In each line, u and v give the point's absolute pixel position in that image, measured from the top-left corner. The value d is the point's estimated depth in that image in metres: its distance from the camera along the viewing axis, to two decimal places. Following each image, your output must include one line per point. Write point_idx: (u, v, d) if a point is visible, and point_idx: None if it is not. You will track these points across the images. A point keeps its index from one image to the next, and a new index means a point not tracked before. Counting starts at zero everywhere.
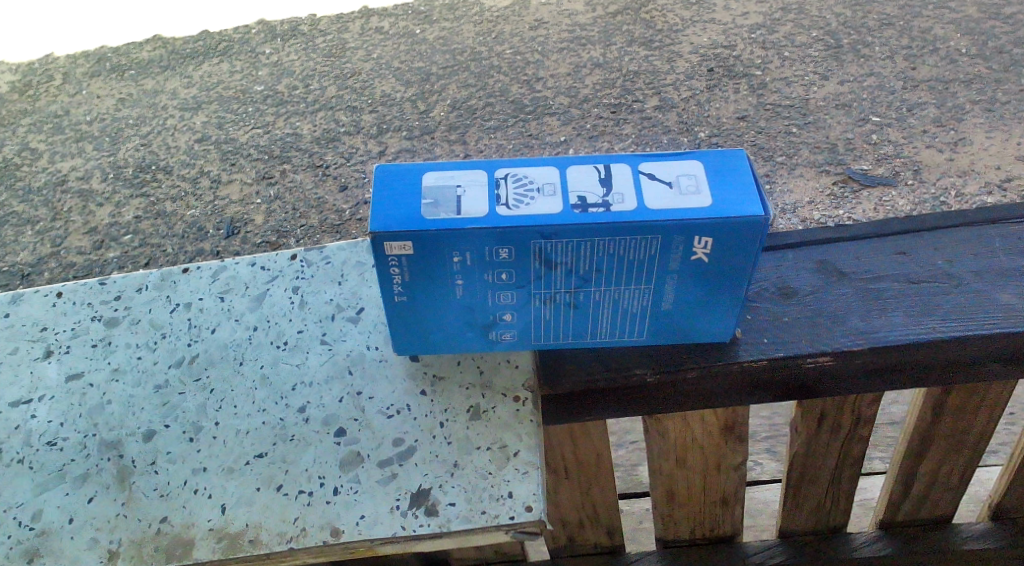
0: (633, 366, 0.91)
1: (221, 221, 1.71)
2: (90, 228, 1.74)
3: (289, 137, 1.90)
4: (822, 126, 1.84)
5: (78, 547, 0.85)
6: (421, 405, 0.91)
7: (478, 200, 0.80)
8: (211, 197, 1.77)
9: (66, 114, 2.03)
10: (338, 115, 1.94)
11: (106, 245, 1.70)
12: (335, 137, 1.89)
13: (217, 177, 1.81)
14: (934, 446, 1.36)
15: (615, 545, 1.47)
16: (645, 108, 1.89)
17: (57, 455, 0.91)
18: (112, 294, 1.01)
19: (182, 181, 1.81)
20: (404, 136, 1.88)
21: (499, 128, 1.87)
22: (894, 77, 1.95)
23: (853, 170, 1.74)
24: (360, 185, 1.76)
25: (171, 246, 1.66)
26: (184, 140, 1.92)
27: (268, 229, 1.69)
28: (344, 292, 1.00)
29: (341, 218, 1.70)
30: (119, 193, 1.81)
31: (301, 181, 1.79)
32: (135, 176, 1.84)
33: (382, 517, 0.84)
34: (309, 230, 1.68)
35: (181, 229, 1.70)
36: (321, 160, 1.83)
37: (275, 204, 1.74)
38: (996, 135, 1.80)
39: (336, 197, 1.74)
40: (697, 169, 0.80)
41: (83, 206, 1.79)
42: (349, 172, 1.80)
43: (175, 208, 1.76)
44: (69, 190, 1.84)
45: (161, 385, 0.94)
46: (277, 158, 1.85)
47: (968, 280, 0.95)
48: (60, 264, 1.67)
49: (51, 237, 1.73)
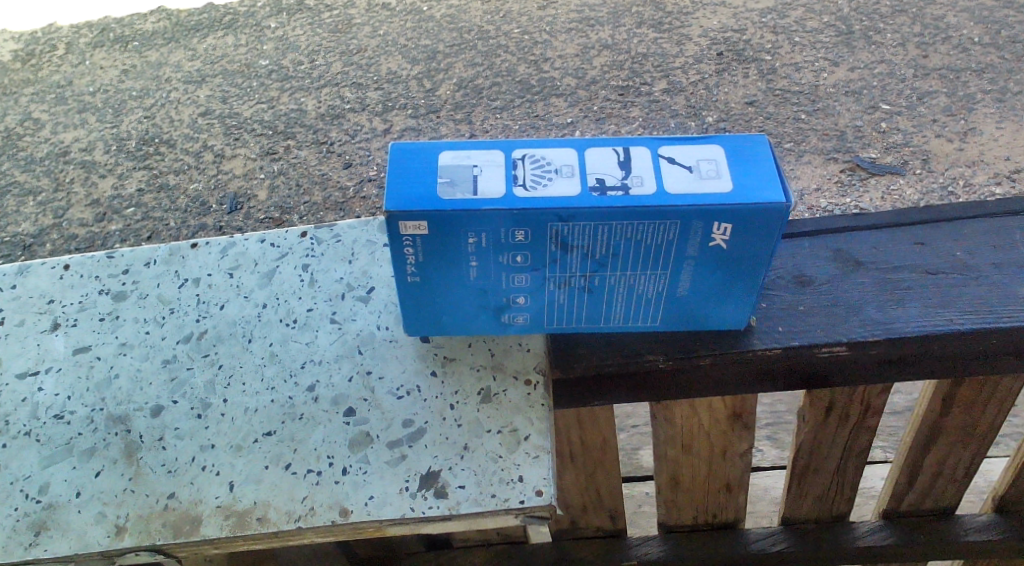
0: (646, 352, 0.90)
1: (223, 196, 1.69)
2: (92, 199, 1.72)
3: (293, 112, 1.86)
4: (831, 112, 1.77)
5: (85, 522, 0.85)
6: (431, 387, 0.90)
7: (494, 180, 0.78)
8: (213, 170, 1.74)
9: (69, 84, 2.01)
10: (343, 92, 1.91)
11: (109, 217, 1.68)
12: (339, 114, 1.86)
13: (220, 152, 1.79)
14: (941, 437, 1.35)
15: (617, 527, 1.49)
16: (652, 90, 1.83)
17: (64, 428, 0.90)
18: (120, 268, 1.00)
19: (185, 155, 1.80)
20: (409, 114, 1.84)
21: (505, 107, 1.82)
22: (914, 63, 1.88)
23: (863, 158, 1.67)
24: (364, 163, 1.73)
25: (174, 220, 1.64)
26: (188, 112, 1.89)
27: (271, 205, 1.66)
28: (354, 271, 0.99)
29: (344, 196, 1.67)
30: (122, 165, 1.78)
31: (304, 157, 1.76)
32: (138, 148, 1.82)
33: (391, 498, 0.84)
34: (312, 207, 1.66)
35: (184, 203, 1.68)
36: (324, 137, 1.80)
37: (278, 180, 1.72)
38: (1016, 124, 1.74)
39: (339, 174, 1.71)
40: (717, 153, 0.79)
41: (86, 177, 1.77)
42: (354, 150, 1.77)
43: (178, 181, 1.74)
44: (71, 160, 1.81)
45: (169, 360, 0.93)
46: (281, 133, 1.82)
47: (988, 272, 0.95)
48: (63, 235, 1.65)
49: (54, 208, 1.71)
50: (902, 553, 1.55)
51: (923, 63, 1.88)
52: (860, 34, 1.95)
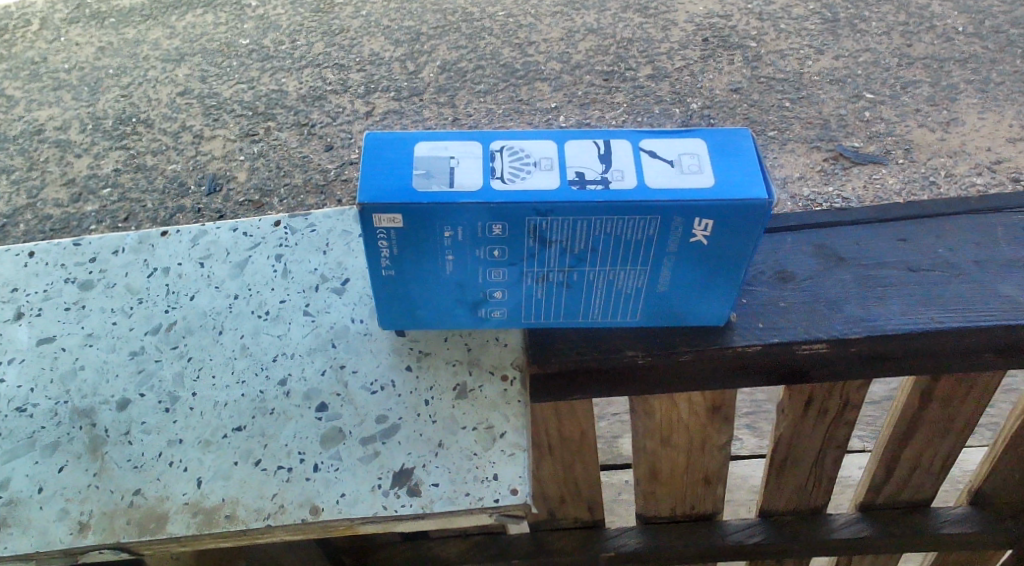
0: (624, 347, 0.89)
1: (203, 176, 1.32)
2: (66, 177, 1.33)
3: (274, 93, 1.45)
4: (813, 100, 1.41)
5: (48, 518, 0.83)
6: (406, 381, 0.88)
7: (472, 173, 0.76)
8: (192, 151, 1.35)
9: (45, 60, 1.55)
10: (324, 72, 1.49)
11: (84, 197, 1.31)
12: (319, 95, 1.44)
13: (198, 131, 1.39)
14: (919, 431, 1.35)
15: (595, 518, 1.49)
16: (636, 77, 1.45)
17: (26, 421, 0.87)
18: (87, 256, 0.97)
19: (161, 134, 1.39)
20: (392, 97, 1.45)
21: (490, 91, 1.45)
22: (985, 33, 1.52)
23: (847, 147, 1.33)
24: (351, 146, 1.36)
25: (151, 201, 1.29)
26: (165, 91, 1.47)
27: (251, 187, 1.30)
28: (329, 262, 0.96)
29: (324, 179, 1.31)
30: (96, 144, 1.39)
31: (285, 139, 1.38)
32: (114, 127, 1.42)
33: (363, 496, 0.82)
34: (293, 190, 1.30)
35: (161, 182, 1.31)
36: (306, 119, 1.40)
37: (258, 162, 1.34)
38: (1018, 111, 1.40)
39: (319, 157, 1.34)
40: (699, 148, 0.78)
41: (62, 156, 1.37)
42: (334, 133, 1.39)
43: (156, 161, 1.35)
44: (46, 139, 1.41)
45: (137, 351, 0.91)
46: (261, 114, 1.42)
47: (970, 270, 0.94)
48: (37, 215, 1.29)
49: (26, 187, 1.32)
50: (879, 545, 1.56)
51: (992, 38, 1.51)
52: (870, 6, 1.58)
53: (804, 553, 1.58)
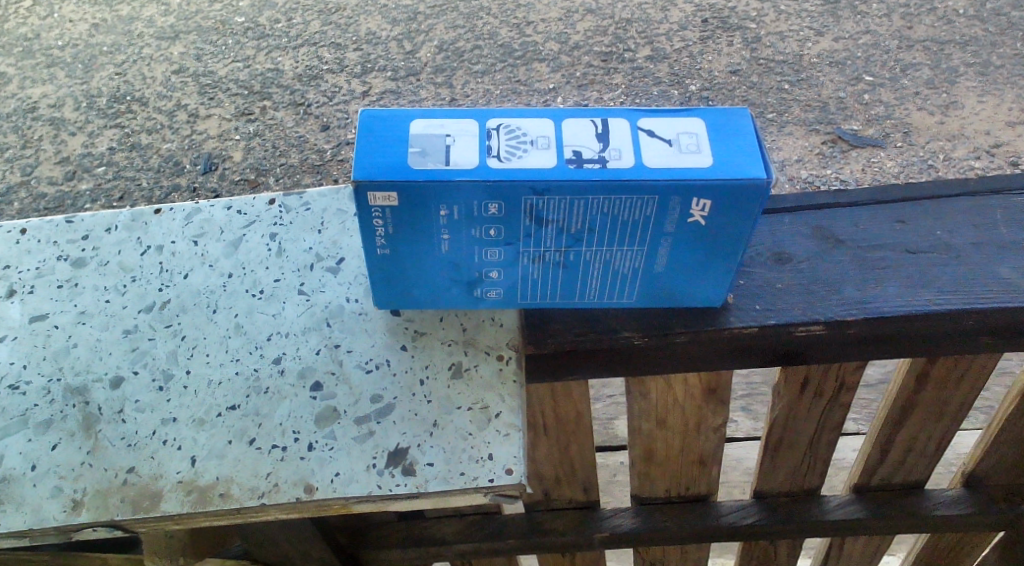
0: (620, 328, 0.88)
1: (198, 157, 1.14)
2: (61, 156, 1.15)
3: (269, 73, 1.22)
4: (811, 82, 1.18)
5: (41, 496, 0.83)
6: (401, 361, 0.88)
7: (468, 151, 0.76)
8: (188, 130, 1.16)
9: (37, 37, 1.30)
10: (320, 51, 1.25)
11: (79, 175, 1.14)
12: (316, 74, 1.22)
13: (194, 110, 1.19)
14: (914, 413, 1.35)
15: (590, 499, 1.50)
16: (633, 58, 1.23)
17: (19, 400, 0.88)
18: (79, 233, 0.96)
19: (156, 113, 1.19)
20: (388, 77, 1.22)
21: (487, 71, 1.22)
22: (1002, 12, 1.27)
23: (843, 131, 1.11)
24: (349, 125, 1.16)
25: (146, 180, 1.13)
26: (160, 69, 1.24)
27: (246, 166, 1.13)
28: (324, 241, 0.95)
29: (321, 159, 1.14)
30: (91, 122, 1.19)
31: (281, 118, 1.17)
32: (109, 106, 1.20)
33: (358, 475, 0.83)
34: (290, 170, 1.13)
35: (157, 161, 1.14)
36: (301, 97, 1.19)
37: (253, 141, 1.15)
38: (1022, 95, 1.16)
39: (314, 137, 1.15)
40: (698, 127, 0.77)
41: (56, 135, 1.17)
42: (331, 112, 1.18)
43: (151, 140, 1.16)
44: (41, 117, 1.20)
45: (131, 330, 0.91)
46: (257, 92, 1.21)
47: (967, 252, 0.93)
48: (31, 194, 1.12)
49: (19, 165, 1.14)
50: (872, 526, 1.56)
51: (1017, 14, 1.26)
52: None
53: (798, 534, 1.58)
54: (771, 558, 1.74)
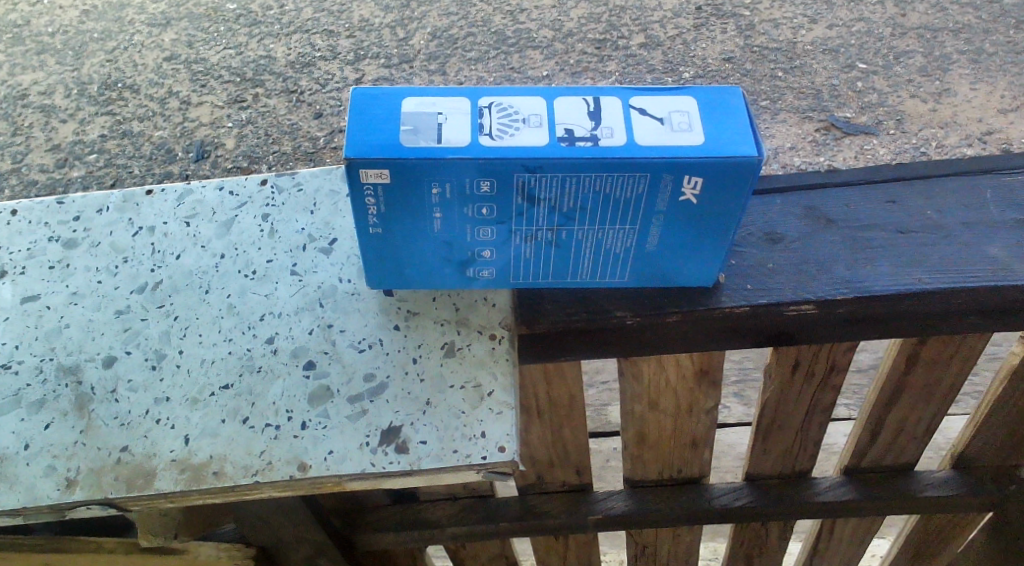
0: (613, 308, 0.89)
1: (190, 144, 1.07)
2: (52, 143, 1.07)
3: (262, 60, 1.15)
4: (805, 70, 1.11)
5: (35, 475, 0.84)
6: (394, 340, 0.88)
7: (461, 129, 0.76)
8: (179, 117, 1.09)
9: (26, 23, 1.22)
10: (313, 38, 1.17)
11: (71, 163, 1.06)
12: (309, 61, 1.15)
13: (186, 97, 1.11)
14: (905, 394, 1.36)
15: (583, 483, 1.51)
16: (627, 46, 1.15)
17: (11, 379, 0.88)
18: (71, 214, 0.96)
19: (147, 100, 1.11)
20: (381, 64, 1.14)
21: (481, 58, 1.14)
22: None
23: (837, 118, 1.04)
24: (343, 112, 1.09)
25: (137, 167, 1.05)
26: (151, 56, 1.16)
27: (239, 154, 1.06)
28: (316, 222, 0.95)
29: (314, 146, 1.06)
30: (83, 110, 1.11)
31: (274, 105, 1.10)
32: (100, 93, 1.13)
33: (351, 453, 0.83)
34: (283, 158, 1.06)
35: (149, 149, 1.07)
36: (294, 84, 1.12)
37: (247, 128, 1.08)
38: (1015, 83, 1.09)
39: (307, 124, 1.08)
40: (690, 105, 0.77)
41: (47, 122, 1.10)
42: (324, 99, 1.10)
43: (142, 128, 1.09)
44: (31, 104, 1.12)
45: (123, 310, 0.91)
46: (248, 80, 1.13)
47: (957, 231, 0.94)
48: (21, 181, 1.05)
49: (9, 152, 1.07)
50: (863, 508, 1.58)
51: (1013, 2, 1.18)
52: None
53: (790, 516, 1.60)
54: (763, 541, 1.76)
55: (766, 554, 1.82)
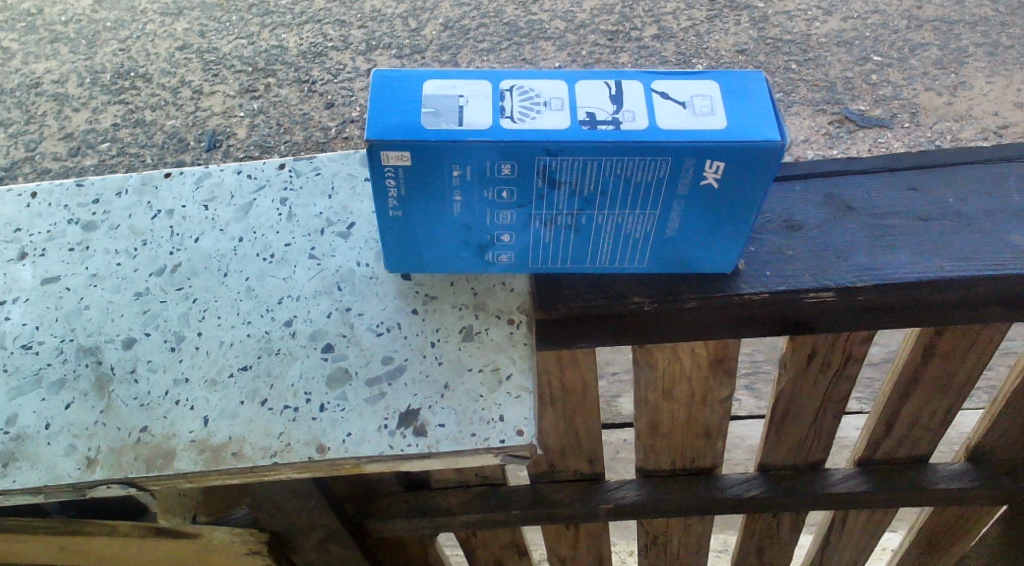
0: (631, 294, 0.89)
1: (202, 134, 1.03)
2: (65, 131, 1.04)
3: (273, 50, 1.10)
4: (820, 62, 1.07)
5: (56, 454, 0.84)
6: (412, 325, 0.88)
7: (481, 111, 0.76)
8: (191, 106, 1.05)
9: (40, 12, 1.18)
10: (324, 28, 1.12)
11: (84, 151, 1.03)
12: (321, 50, 1.10)
13: (198, 87, 1.07)
14: (921, 386, 1.35)
15: (595, 471, 1.51)
16: (640, 37, 1.11)
17: (32, 359, 0.88)
18: (90, 197, 0.96)
19: (160, 89, 1.07)
20: (393, 55, 1.09)
21: (492, 49, 1.09)
22: None
23: (852, 111, 1.02)
24: (355, 103, 1.04)
25: (149, 156, 1.02)
26: (163, 45, 1.12)
27: (250, 144, 1.02)
28: (334, 206, 0.95)
29: (326, 136, 1.02)
30: (96, 98, 1.07)
31: (285, 95, 1.05)
32: (113, 82, 1.08)
33: (369, 435, 0.83)
34: (294, 149, 1.02)
35: (161, 138, 1.03)
36: (305, 74, 1.07)
37: (258, 118, 1.04)
38: None
39: (319, 115, 1.04)
40: (712, 90, 0.77)
41: (60, 110, 1.06)
42: (333, 89, 1.06)
43: (154, 116, 1.05)
44: (44, 92, 1.08)
45: (142, 292, 0.91)
46: (260, 69, 1.08)
47: (978, 219, 0.93)
48: (34, 169, 1.02)
49: (22, 141, 1.04)
50: (877, 500, 1.57)
51: None
52: None
53: (803, 507, 1.59)
54: (774, 533, 1.76)
55: (777, 546, 1.82)
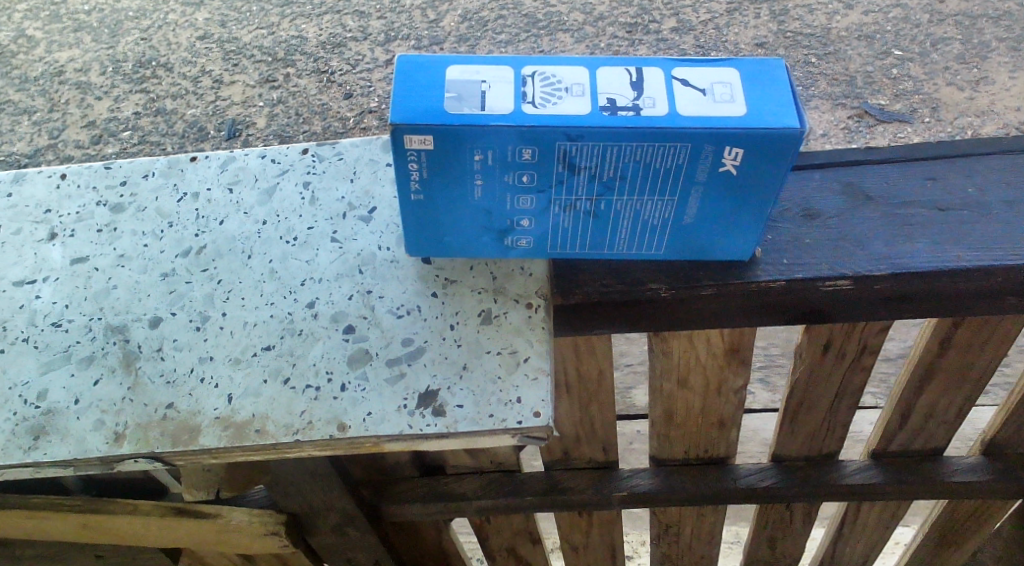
0: (649, 281, 0.90)
1: (222, 123, 1.03)
2: (87, 119, 1.03)
3: (292, 40, 1.10)
4: (840, 56, 1.06)
5: (84, 428, 0.86)
6: (432, 307, 0.90)
7: (504, 97, 0.77)
8: (212, 95, 1.04)
9: (64, 1, 1.17)
10: (343, 18, 1.12)
11: (106, 139, 1.03)
12: (340, 41, 1.09)
13: (218, 76, 1.06)
14: (937, 378, 1.35)
15: (609, 459, 1.53)
16: (658, 30, 1.10)
17: (61, 336, 0.90)
18: (117, 179, 0.98)
19: (181, 78, 1.06)
20: (411, 46, 1.09)
21: (511, 41, 1.09)
22: None
23: (871, 105, 1.00)
24: (372, 93, 1.04)
25: (170, 145, 1.01)
26: (184, 35, 1.11)
27: (269, 134, 1.02)
28: (356, 191, 0.97)
29: (344, 127, 1.02)
30: (117, 87, 1.06)
31: (304, 85, 1.04)
32: (135, 71, 1.07)
33: (389, 415, 0.85)
34: (310, 138, 1.02)
35: (182, 127, 1.03)
36: (324, 65, 1.06)
37: (277, 108, 1.03)
38: None
39: (337, 105, 1.03)
40: (733, 77, 0.78)
41: (82, 98, 1.05)
42: (352, 80, 1.05)
43: (174, 106, 1.04)
44: (67, 80, 1.07)
45: (168, 273, 0.93)
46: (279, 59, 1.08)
47: (997, 209, 0.94)
48: (57, 156, 1.02)
49: (45, 128, 1.04)
50: (890, 492, 1.58)
51: None
52: None
53: (816, 498, 1.60)
54: (787, 524, 1.77)
55: (790, 537, 1.83)
